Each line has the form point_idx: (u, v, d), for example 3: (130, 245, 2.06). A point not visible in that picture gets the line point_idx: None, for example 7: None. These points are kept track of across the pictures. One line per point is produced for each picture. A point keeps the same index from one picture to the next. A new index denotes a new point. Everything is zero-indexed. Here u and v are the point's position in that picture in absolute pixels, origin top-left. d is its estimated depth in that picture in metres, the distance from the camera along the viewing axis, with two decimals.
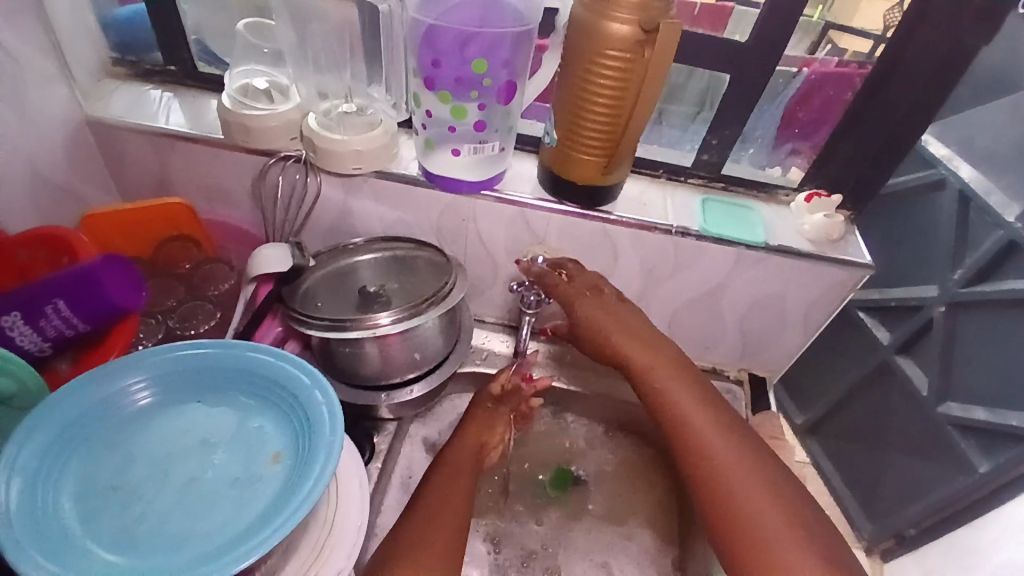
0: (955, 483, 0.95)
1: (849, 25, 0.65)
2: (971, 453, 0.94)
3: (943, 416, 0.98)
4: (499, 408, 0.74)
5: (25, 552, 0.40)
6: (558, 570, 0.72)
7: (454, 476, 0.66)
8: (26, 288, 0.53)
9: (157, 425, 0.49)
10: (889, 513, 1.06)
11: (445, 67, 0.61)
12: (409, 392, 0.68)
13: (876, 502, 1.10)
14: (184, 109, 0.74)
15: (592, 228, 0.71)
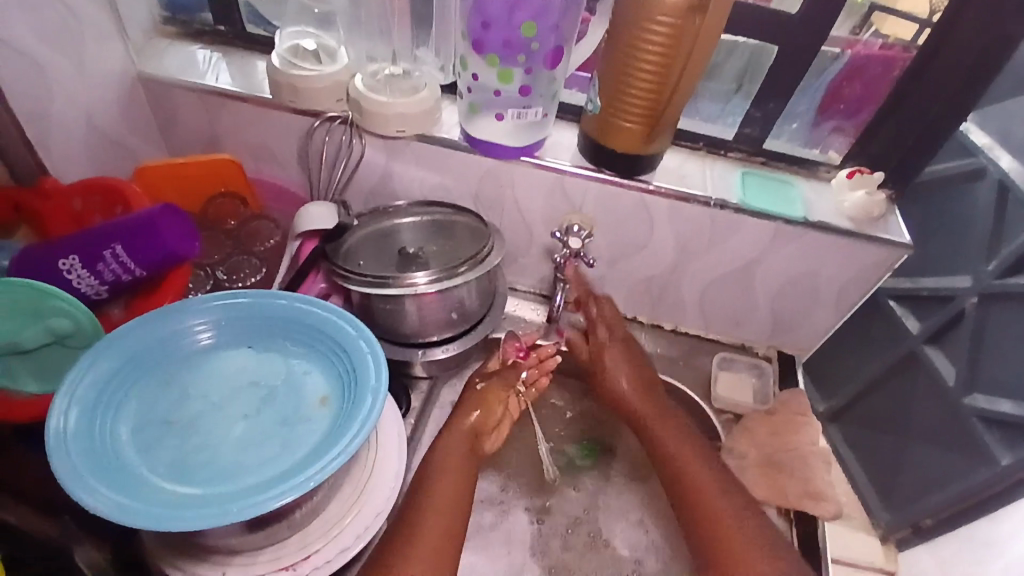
0: (977, 476, 1.01)
1: (892, 8, 0.64)
2: (994, 446, 0.99)
3: (970, 408, 1.01)
4: (494, 382, 0.71)
5: (82, 469, 0.41)
6: (601, 535, 0.72)
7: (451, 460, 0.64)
8: (88, 232, 0.56)
9: (210, 367, 0.51)
10: (906, 505, 1.15)
11: (494, 30, 0.62)
12: (442, 351, 0.70)
13: (892, 493, 1.18)
14: (232, 69, 0.76)
15: (630, 198, 0.72)
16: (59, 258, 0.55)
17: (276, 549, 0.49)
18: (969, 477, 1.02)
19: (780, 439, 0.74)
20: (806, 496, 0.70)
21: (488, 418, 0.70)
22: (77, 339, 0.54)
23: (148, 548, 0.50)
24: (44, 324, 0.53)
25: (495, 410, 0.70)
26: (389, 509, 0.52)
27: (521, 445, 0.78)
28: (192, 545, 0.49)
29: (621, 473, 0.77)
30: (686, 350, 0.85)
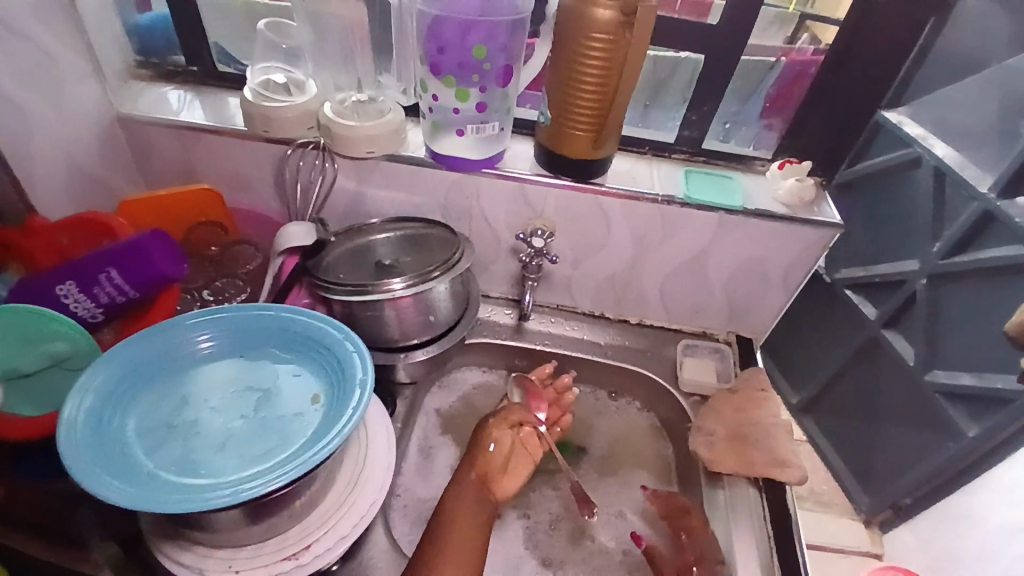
0: (946, 450, 1.14)
1: (830, 18, 0.73)
2: (959, 419, 1.13)
3: (933, 385, 1.15)
4: (500, 420, 0.73)
5: (92, 466, 0.44)
6: (584, 530, 0.76)
7: (463, 506, 0.63)
8: (82, 260, 0.59)
9: (206, 375, 0.55)
10: (884, 488, 1.29)
11: (449, 54, 0.68)
12: (418, 354, 0.74)
13: (871, 478, 1.31)
14: (205, 105, 0.81)
15: (585, 200, 0.77)
16: (56, 284, 0.59)
17: (276, 543, 0.52)
18: (939, 451, 1.16)
19: (741, 411, 0.79)
20: (775, 464, 0.74)
21: (494, 459, 0.69)
22: (74, 361, 0.58)
23: (150, 550, 0.52)
24: (41, 348, 0.56)
25: (505, 448, 0.71)
26: (383, 497, 0.56)
27: None
28: (193, 543, 0.52)
29: (590, 470, 0.83)
30: (652, 341, 0.91)
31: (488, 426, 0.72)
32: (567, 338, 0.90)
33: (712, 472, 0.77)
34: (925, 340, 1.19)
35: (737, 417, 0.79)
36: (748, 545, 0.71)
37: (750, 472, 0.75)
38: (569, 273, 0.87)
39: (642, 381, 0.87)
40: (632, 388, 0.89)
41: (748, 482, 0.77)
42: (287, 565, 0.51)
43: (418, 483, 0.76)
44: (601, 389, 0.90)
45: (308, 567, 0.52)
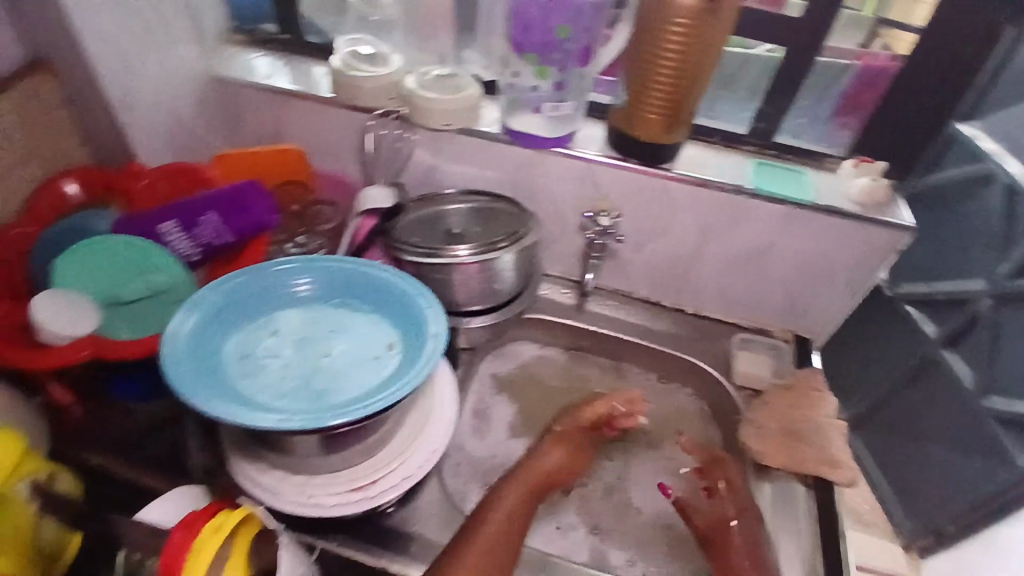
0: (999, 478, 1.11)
1: (905, 24, 0.74)
2: (1015, 447, 1.09)
3: (990, 410, 1.12)
4: (571, 426, 0.75)
5: (193, 381, 0.49)
6: (629, 505, 0.78)
7: (512, 499, 0.65)
8: (186, 203, 0.66)
9: (291, 315, 0.59)
10: (928, 512, 1.26)
11: (533, 32, 0.70)
12: (470, 321, 0.79)
13: (915, 500, 1.28)
14: (291, 72, 0.85)
15: (653, 184, 0.78)
16: (162, 223, 0.66)
17: (346, 473, 0.59)
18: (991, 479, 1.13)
19: (792, 406, 0.79)
20: (824, 463, 0.75)
21: (555, 462, 0.71)
22: (170, 294, 0.64)
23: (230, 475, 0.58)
24: (142, 279, 0.63)
25: (569, 454, 0.73)
26: (444, 447, 0.61)
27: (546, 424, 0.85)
28: (273, 467, 0.59)
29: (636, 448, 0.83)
30: (707, 333, 0.91)
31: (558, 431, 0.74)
32: (621, 321, 0.91)
33: (761, 465, 0.78)
34: (985, 363, 1.15)
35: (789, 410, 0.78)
36: (790, 536, 0.72)
37: (797, 467, 0.76)
38: (629, 257, 0.88)
39: (695, 370, 0.88)
40: (684, 377, 0.90)
41: (796, 479, 0.78)
42: (357, 496, 0.58)
43: (473, 438, 0.83)
44: (653, 373, 0.91)
45: (376, 499, 0.58)
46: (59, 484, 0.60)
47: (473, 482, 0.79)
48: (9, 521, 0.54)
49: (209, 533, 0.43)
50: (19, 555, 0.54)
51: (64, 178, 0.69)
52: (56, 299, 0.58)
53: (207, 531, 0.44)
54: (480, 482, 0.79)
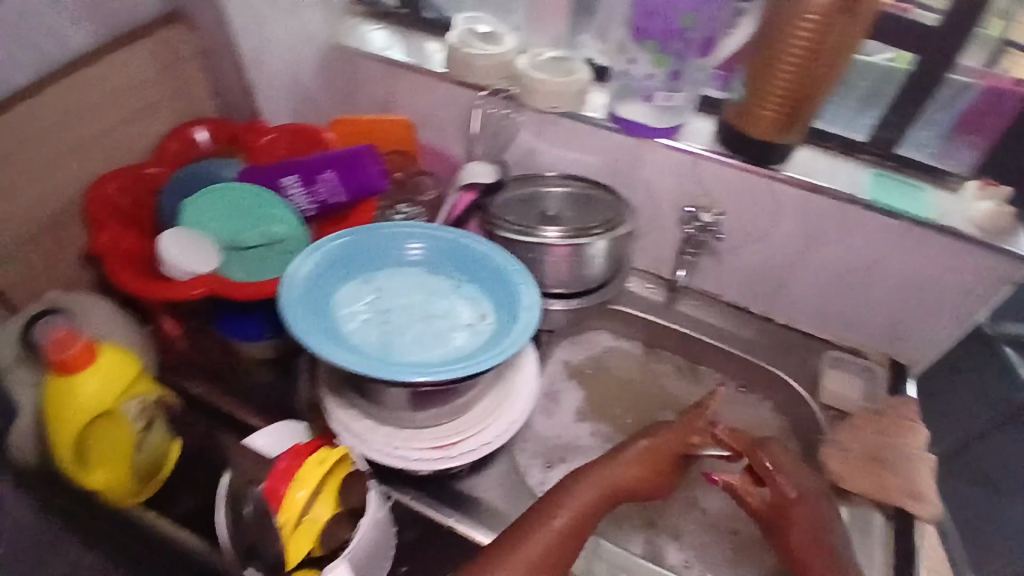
0: None
1: None
2: None
3: None
4: (669, 436, 0.70)
5: (313, 331, 0.55)
6: (692, 505, 0.76)
7: (584, 499, 0.64)
8: (309, 160, 0.70)
9: (395, 277, 0.65)
10: None
11: (655, 19, 0.70)
12: (550, 305, 0.79)
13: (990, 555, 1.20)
14: (405, 44, 0.87)
15: (759, 184, 0.76)
16: (284, 176, 0.70)
17: (432, 430, 0.63)
18: None
19: (880, 433, 0.75)
20: (909, 496, 0.71)
21: (637, 471, 0.68)
22: (286, 244, 0.68)
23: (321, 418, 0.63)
24: (262, 228, 0.67)
25: (658, 465, 0.69)
26: (522, 419, 0.65)
27: (615, 415, 0.85)
28: (363, 416, 0.63)
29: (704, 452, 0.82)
30: (793, 345, 0.88)
31: (652, 437, 0.70)
32: (703, 323, 0.89)
33: (842, 488, 0.74)
34: None
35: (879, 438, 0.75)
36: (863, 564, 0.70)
37: (876, 493, 0.72)
38: (720, 258, 0.86)
39: (773, 381, 0.86)
40: (763, 387, 0.87)
41: (875, 507, 0.74)
42: (439, 453, 0.62)
43: (541, 417, 0.84)
44: (730, 380, 0.89)
45: (454, 458, 0.63)
46: (165, 408, 0.64)
47: (536, 461, 0.80)
48: (113, 448, 0.60)
49: (313, 463, 0.48)
50: (122, 475, 0.60)
51: (196, 128, 0.75)
52: (182, 238, 0.63)
53: (311, 461, 0.48)
54: (543, 462, 0.80)
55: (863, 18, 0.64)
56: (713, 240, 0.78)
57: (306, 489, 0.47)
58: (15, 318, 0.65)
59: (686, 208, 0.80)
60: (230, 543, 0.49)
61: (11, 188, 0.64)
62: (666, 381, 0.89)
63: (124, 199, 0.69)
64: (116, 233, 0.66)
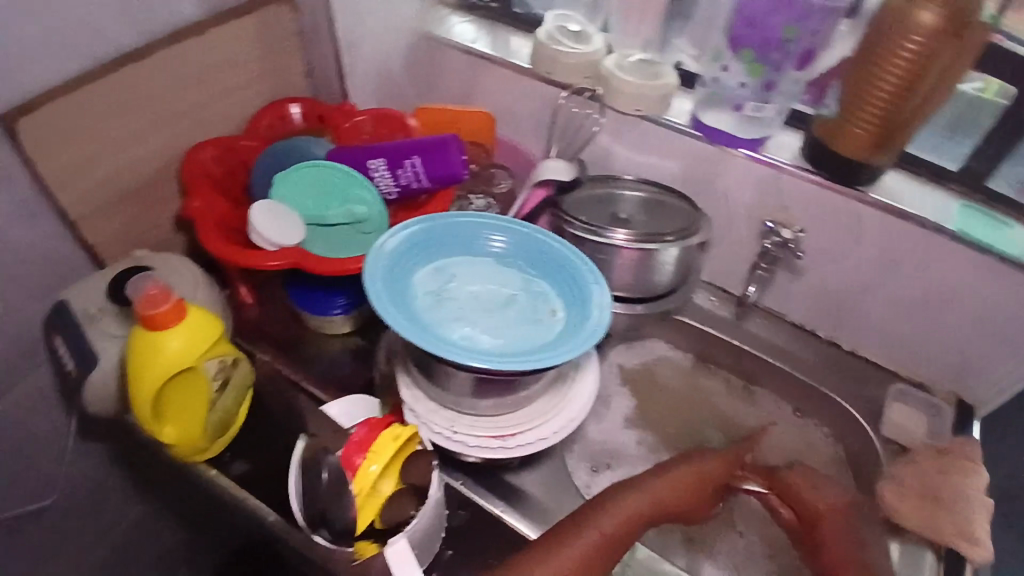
0: None
1: None
2: None
3: None
4: (717, 463, 0.70)
5: (390, 311, 0.57)
6: (737, 524, 0.75)
7: (631, 509, 0.63)
8: (394, 145, 0.71)
9: (468, 264, 0.66)
10: None
11: (756, 27, 0.70)
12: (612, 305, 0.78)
13: None
14: (491, 37, 0.88)
15: (841, 205, 0.74)
16: (371, 159, 0.71)
17: (491, 420, 0.64)
18: None
19: (931, 461, 0.72)
20: (959, 535, 0.67)
21: (685, 489, 0.67)
22: (365, 224, 0.70)
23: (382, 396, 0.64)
24: (346, 207, 0.69)
25: (703, 488, 0.68)
26: (580, 418, 0.65)
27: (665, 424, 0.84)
28: (425, 398, 0.64)
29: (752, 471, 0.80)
30: (855, 374, 0.86)
31: (703, 459, 0.70)
32: (763, 341, 0.87)
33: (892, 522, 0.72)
34: None
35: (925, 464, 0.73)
36: None
37: (933, 536, 0.69)
38: (788, 278, 0.84)
39: (831, 407, 0.84)
40: (820, 412, 0.85)
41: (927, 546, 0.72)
42: (496, 443, 0.63)
43: (591, 419, 0.84)
44: (785, 404, 0.87)
45: (512, 449, 0.63)
46: (236, 372, 0.66)
47: (582, 463, 0.79)
48: (186, 405, 0.62)
49: (388, 437, 0.49)
50: (193, 431, 0.63)
51: (292, 104, 0.78)
52: (269, 211, 0.66)
53: (385, 436, 0.49)
54: (589, 465, 0.79)
55: (970, 42, 0.63)
56: (794, 258, 0.76)
57: (379, 462, 0.48)
58: (106, 271, 0.69)
59: (767, 223, 0.78)
60: (298, 507, 0.50)
61: (115, 147, 0.67)
62: (718, 396, 0.88)
63: (217, 166, 0.73)
64: (205, 202, 0.68)
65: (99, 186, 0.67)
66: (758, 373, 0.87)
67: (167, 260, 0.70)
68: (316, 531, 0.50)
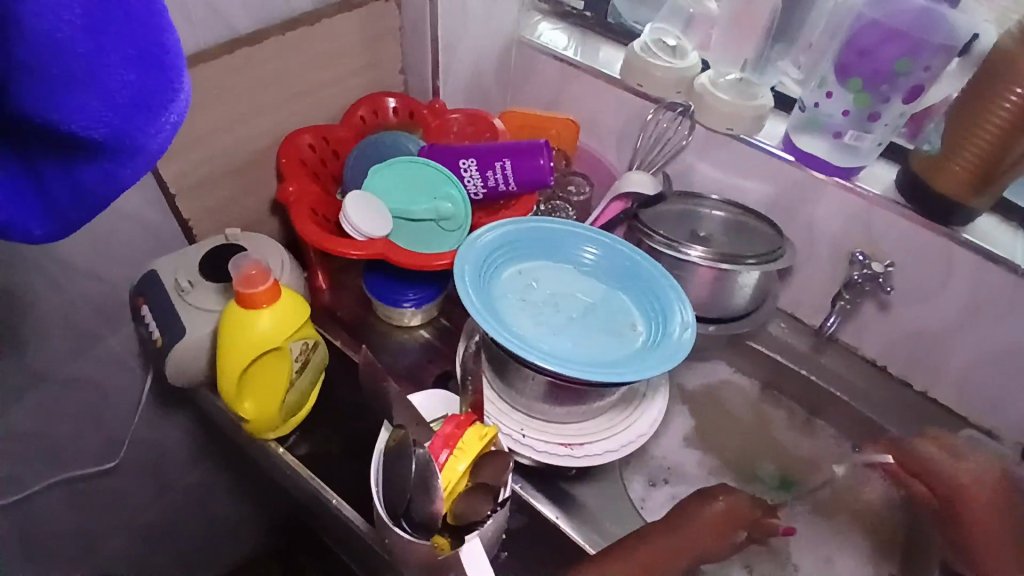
0: None
1: None
2: None
3: None
4: (733, 503, 0.64)
5: (477, 307, 0.58)
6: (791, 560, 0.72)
7: (658, 548, 0.59)
8: (487, 146, 0.73)
9: (550, 270, 0.66)
10: None
11: (868, 57, 0.70)
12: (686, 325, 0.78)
13: None
14: (583, 46, 0.88)
15: (932, 243, 0.71)
16: (463, 159, 0.73)
17: (559, 427, 0.63)
18: None
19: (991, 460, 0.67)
20: None
21: (702, 530, 0.61)
22: (450, 222, 0.71)
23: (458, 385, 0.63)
24: (434, 203, 0.71)
25: (712, 528, 0.62)
26: (648, 437, 0.64)
27: (727, 450, 0.83)
28: (496, 398, 0.64)
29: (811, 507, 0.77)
30: (925, 416, 0.81)
31: (722, 496, 0.64)
32: (833, 373, 0.84)
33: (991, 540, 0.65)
34: None
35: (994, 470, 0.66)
36: None
37: None
38: (869, 315, 0.81)
39: None
40: None
41: None
42: (562, 451, 0.62)
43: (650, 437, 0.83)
44: (846, 441, 0.84)
45: (578, 459, 0.62)
46: (316, 354, 0.67)
47: (639, 477, 0.78)
48: (265, 384, 0.63)
49: (474, 437, 0.51)
50: (273, 408, 0.64)
51: (389, 98, 0.81)
52: (362, 201, 0.68)
53: (472, 433, 0.52)
54: (646, 478, 0.78)
55: None
56: (885, 291, 0.73)
57: (466, 461, 0.50)
58: (197, 246, 0.71)
59: (857, 255, 0.75)
60: (381, 500, 0.51)
61: (221, 129, 0.69)
62: (781, 427, 0.86)
63: (316, 153, 0.77)
64: (301, 187, 0.72)
65: (202, 164, 0.70)
66: (826, 408, 0.85)
67: (256, 239, 0.72)
68: (396, 523, 0.51)
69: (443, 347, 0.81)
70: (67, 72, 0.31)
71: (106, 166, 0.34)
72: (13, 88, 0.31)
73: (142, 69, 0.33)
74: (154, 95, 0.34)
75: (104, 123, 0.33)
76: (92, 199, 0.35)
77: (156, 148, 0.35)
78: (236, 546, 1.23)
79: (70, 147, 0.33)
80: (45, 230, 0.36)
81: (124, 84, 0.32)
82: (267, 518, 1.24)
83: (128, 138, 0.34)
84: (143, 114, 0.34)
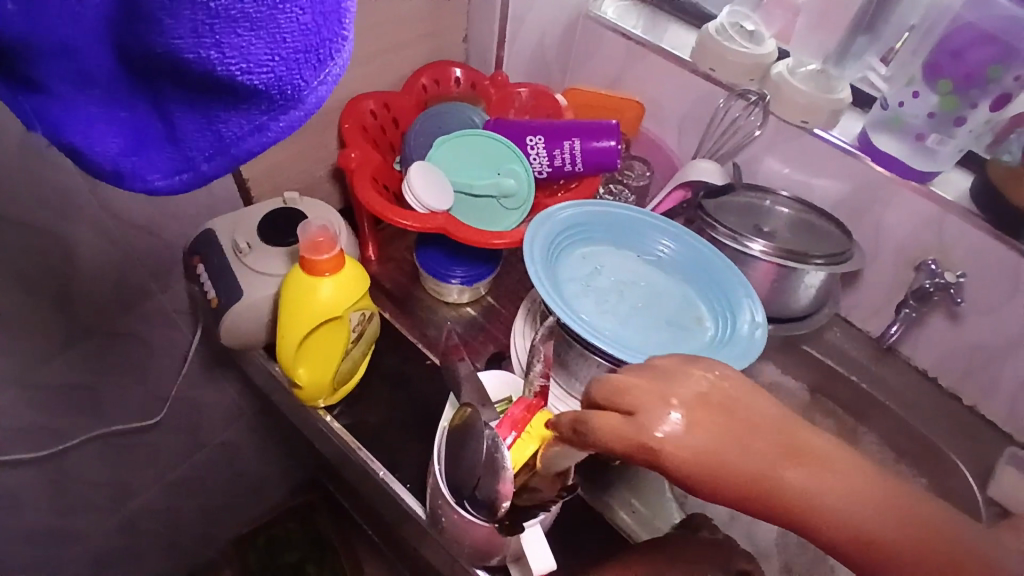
0: None
1: None
2: None
3: None
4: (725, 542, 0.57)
5: (547, 288, 0.56)
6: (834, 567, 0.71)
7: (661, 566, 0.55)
8: (557, 124, 0.71)
9: (613, 256, 0.65)
10: None
11: (962, 59, 0.68)
12: None
13: None
14: (654, 26, 0.86)
15: (1005, 259, 0.68)
16: (530, 135, 0.71)
17: None
18: None
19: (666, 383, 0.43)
20: None
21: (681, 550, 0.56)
22: (514, 199, 0.70)
23: (521, 368, 0.62)
24: (497, 179, 0.69)
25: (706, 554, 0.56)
26: None
27: None
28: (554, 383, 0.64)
29: None
30: (973, 431, 0.79)
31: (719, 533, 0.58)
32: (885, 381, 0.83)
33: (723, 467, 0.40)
34: None
35: (687, 391, 0.43)
36: None
37: None
38: (928, 327, 0.78)
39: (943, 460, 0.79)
40: (926, 463, 0.81)
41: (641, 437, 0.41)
42: None
43: None
44: (888, 447, 0.83)
45: None
46: (370, 325, 0.67)
47: None
48: (323, 354, 0.63)
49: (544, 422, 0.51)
50: (328, 375, 0.64)
51: (454, 68, 0.79)
52: (426, 172, 0.67)
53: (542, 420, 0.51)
54: None
55: None
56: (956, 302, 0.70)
57: (535, 444, 0.50)
58: (258, 208, 0.70)
59: (929, 262, 0.72)
60: (444, 476, 0.52)
61: None
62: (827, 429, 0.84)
63: (376, 121, 0.76)
64: (364, 154, 0.71)
65: None
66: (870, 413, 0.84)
67: (316, 206, 0.71)
68: (459, 503, 0.51)
69: (488, 326, 0.79)
70: (237, 9, 0.28)
71: (255, 117, 0.33)
72: (166, 23, 0.29)
73: (318, 11, 0.30)
74: (324, 41, 0.31)
75: (268, 70, 0.30)
76: (233, 151, 0.34)
77: (314, 102, 0.33)
78: (261, 503, 1.25)
79: (220, 94, 0.32)
80: (170, 179, 0.34)
81: (296, 26, 0.30)
82: (291, 477, 1.25)
83: (288, 88, 0.32)
84: (313, 66, 0.31)
